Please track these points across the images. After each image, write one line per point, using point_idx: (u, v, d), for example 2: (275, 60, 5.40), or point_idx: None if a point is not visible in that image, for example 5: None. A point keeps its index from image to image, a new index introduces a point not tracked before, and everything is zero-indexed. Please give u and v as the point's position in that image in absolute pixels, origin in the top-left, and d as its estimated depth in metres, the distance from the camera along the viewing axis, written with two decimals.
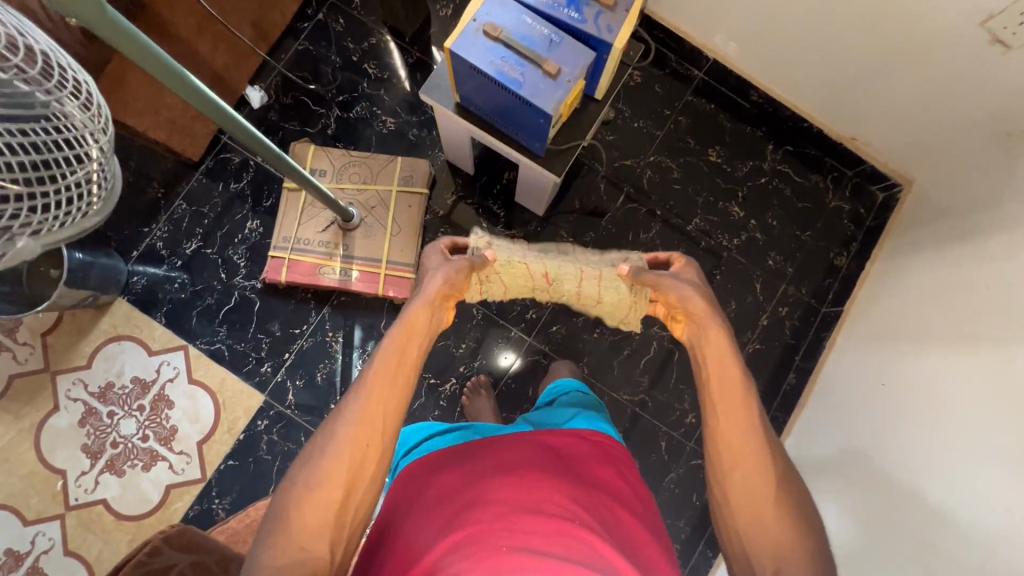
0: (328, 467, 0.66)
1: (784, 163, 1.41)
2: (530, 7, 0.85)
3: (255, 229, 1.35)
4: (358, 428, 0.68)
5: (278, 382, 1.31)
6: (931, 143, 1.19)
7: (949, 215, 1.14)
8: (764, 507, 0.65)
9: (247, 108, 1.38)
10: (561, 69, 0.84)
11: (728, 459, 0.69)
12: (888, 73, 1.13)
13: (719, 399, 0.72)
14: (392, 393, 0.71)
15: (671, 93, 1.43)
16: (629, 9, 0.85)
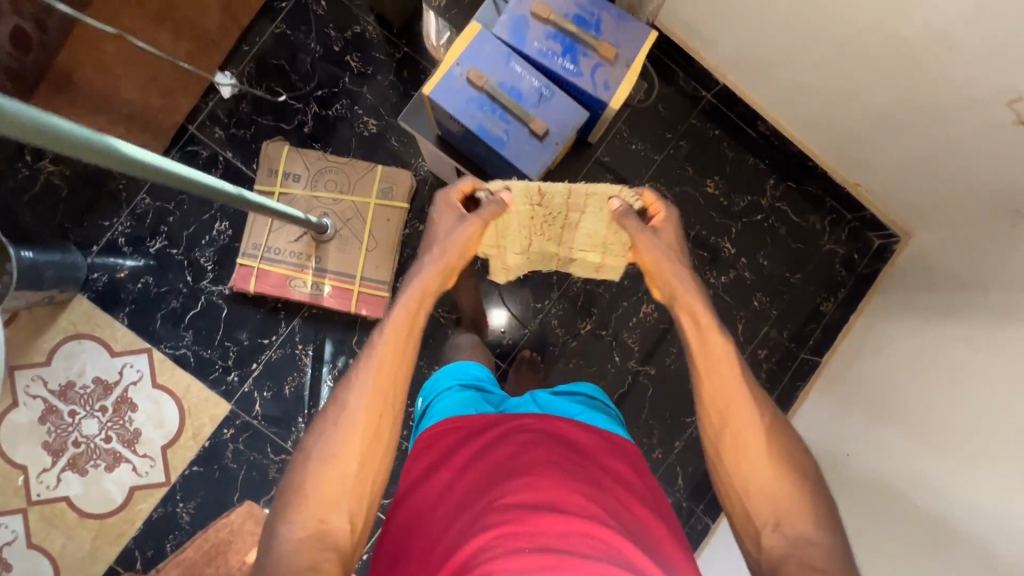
0: (342, 442, 0.69)
1: (783, 200, 1.35)
2: (522, 53, 0.77)
3: (224, 231, 1.28)
4: (368, 401, 0.71)
5: (245, 393, 1.29)
6: (938, 204, 1.14)
7: (940, 283, 1.11)
8: (760, 467, 0.67)
9: (217, 97, 1.27)
10: (550, 128, 0.76)
11: (722, 423, 0.70)
12: (905, 128, 1.06)
13: (706, 369, 0.72)
14: (392, 361, 0.73)
15: (674, 116, 1.34)
16: (631, 66, 0.77)
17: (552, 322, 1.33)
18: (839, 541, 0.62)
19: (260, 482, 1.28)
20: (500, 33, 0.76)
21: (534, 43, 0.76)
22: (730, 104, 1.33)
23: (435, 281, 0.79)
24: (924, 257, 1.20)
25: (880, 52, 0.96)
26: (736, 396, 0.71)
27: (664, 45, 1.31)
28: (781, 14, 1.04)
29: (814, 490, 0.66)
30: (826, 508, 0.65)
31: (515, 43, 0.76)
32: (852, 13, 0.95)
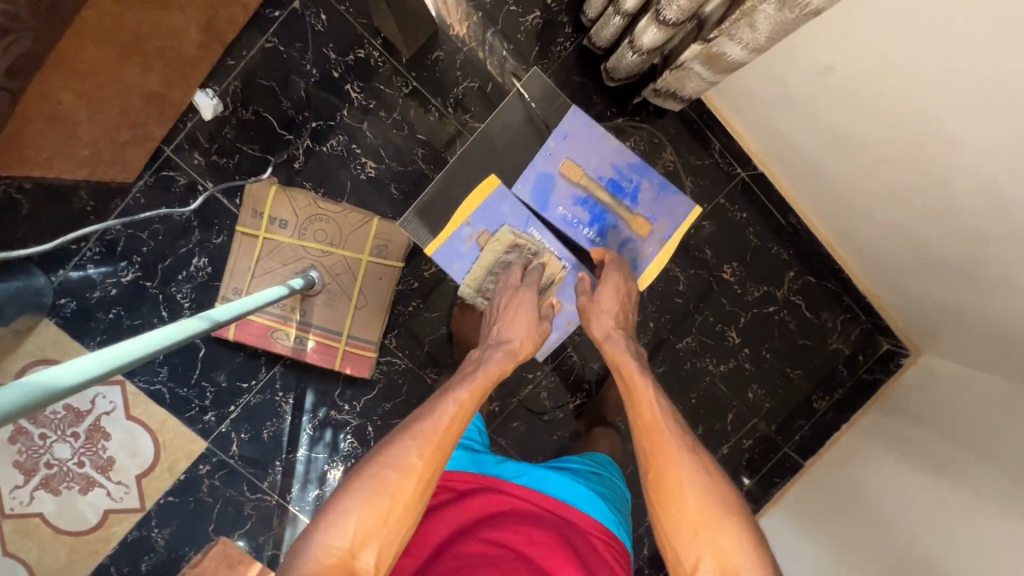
0: (391, 478, 0.69)
1: (799, 294, 1.28)
2: (553, 218, 1.09)
3: (203, 267, 1.19)
4: (428, 446, 0.73)
5: (222, 433, 1.26)
6: (960, 340, 1.08)
7: (939, 426, 1.08)
8: (688, 509, 0.71)
9: (198, 118, 1.12)
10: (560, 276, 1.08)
11: (659, 471, 0.75)
12: (945, 274, 0.97)
13: (642, 420, 0.81)
14: (462, 418, 0.78)
15: (700, 192, 1.23)
16: (659, 238, 1.09)
17: (541, 392, 1.30)
18: None
19: (236, 517, 1.29)
20: (533, 204, 1.09)
21: (563, 212, 1.09)
22: (764, 188, 1.22)
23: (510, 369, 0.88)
24: (930, 386, 1.16)
25: (939, 208, 0.86)
26: (664, 436, 0.78)
27: (703, 114, 1.19)
28: (832, 128, 0.91)
29: (744, 529, 0.69)
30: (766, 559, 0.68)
31: (546, 211, 1.09)
32: (915, 165, 0.83)
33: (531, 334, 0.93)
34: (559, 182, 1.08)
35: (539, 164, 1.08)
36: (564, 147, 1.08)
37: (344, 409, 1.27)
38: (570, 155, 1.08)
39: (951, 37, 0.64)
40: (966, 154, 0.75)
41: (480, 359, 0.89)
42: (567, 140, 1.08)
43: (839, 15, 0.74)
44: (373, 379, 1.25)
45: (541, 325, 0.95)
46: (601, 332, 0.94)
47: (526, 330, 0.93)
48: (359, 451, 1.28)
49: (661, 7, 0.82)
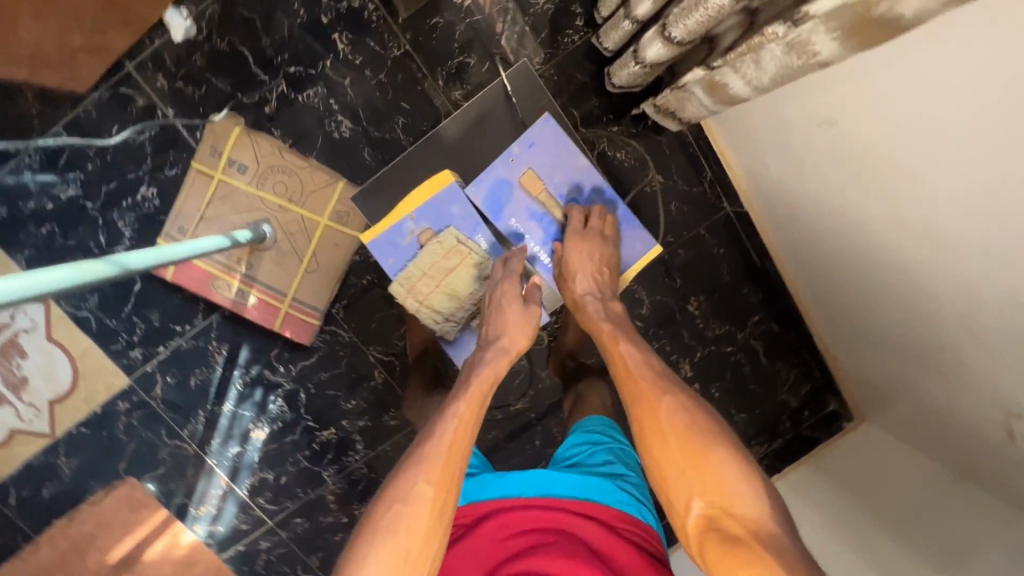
0: (400, 512, 0.66)
1: (759, 340, 1.26)
2: (501, 228, 1.05)
3: (151, 199, 1.11)
4: (432, 472, 0.69)
5: (147, 373, 1.21)
6: (903, 418, 1.07)
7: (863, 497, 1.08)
8: (675, 450, 0.72)
9: (168, 38, 1.05)
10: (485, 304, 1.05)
11: (643, 419, 0.76)
12: (905, 353, 0.95)
13: (624, 376, 0.81)
14: (464, 430, 0.74)
15: (681, 219, 1.19)
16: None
17: None
18: (781, 509, 0.66)
19: (149, 460, 1.24)
20: (483, 211, 1.05)
21: (512, 223, 1.05)
22: (746, 227, 1.19)
23: (505, 367, 0.85)
24: (866, 455, 1.16)
25: (908, 293, 0.84)
26: (643, 383, 0.79)
27: (700, 140, 1.14)
28: (828, 188, 0.86)
29: (730, 454, 0.70)
30: (761, 478, 0.68)
31: (495, 220, 1.05)
32: (894, 246, 0.80)
33: (520, 324, 0.91)
34: (515, 191, 1.05)
35: (498, 169, 1.04)
36: (528, 156, 1.04)
37: (278, 371, 1.22)
38: (533, 166, 1.04)
39: (949, 129, 0.61)
40: (946, 250, 0.72)
41: (475, 365, 0.86)
42: (532, 149, 1.04)
43: (852, 70, 0.68)
44: (313, 346, 1.20)
45: (529, 309, 0.93)
46: (573, 299, 0.96)
47: (515, 325, 0.91)
48: (287, 415, 1.24)
49: (669, 23, 0.77)
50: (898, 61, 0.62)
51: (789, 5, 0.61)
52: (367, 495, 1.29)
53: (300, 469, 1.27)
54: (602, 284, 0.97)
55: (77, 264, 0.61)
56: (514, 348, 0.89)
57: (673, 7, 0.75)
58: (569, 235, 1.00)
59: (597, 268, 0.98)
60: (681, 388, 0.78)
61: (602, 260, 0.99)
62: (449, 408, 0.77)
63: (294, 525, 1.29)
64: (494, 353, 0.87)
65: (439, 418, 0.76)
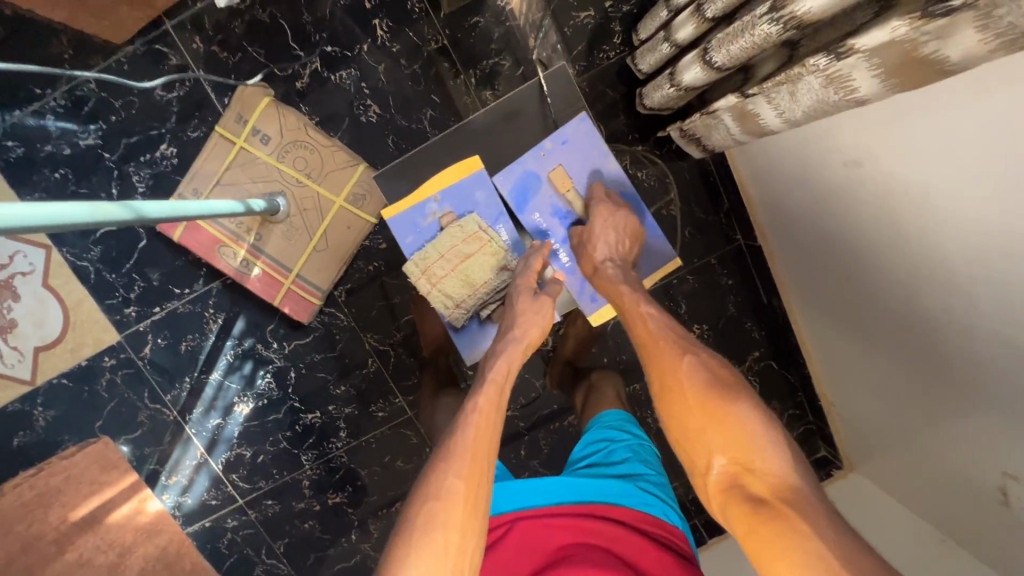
0: (435, 509, 0.64)
1: (756, 376, 1.26)
2: (524, 223, 1.04)
3: (169, 157, 1.10)
4: (462, 469, 0.68)
5: (138, 331, 1.19)
6: (895, 471, 1.06)
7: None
8: (694, 409, 0.72)
9: (210, 2, 1.06)
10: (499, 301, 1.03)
11: (665, 380, 0.77)
12: (905, 402, 0.93)
13: (647, 340, 0.83)
14: (488, 423, 0.74)
15: (692, 245, 1.19)
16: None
17: None
18: (802, 464, 0.64)
19: (127, 421, 1.22)
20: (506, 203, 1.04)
21: (534, 217, 1.04)
22: (757, 262, 1.19)
23: (519, 359, 0.86)
24: (852, 505, 1.15)
25: (912, 338, 0.84)
26: (664, 346, 0.80)
27: (721, 170, 1.15)
28: (845, 226, 0.87)
29: (751, 411, 0.68)
30: (782, 433, 0.67)
31: (518, 215, 1.04)
32: (906, 292, 0.80)
33: (534, 318, 0.91)
34: (542, 186, 1.03)
35: (529, 161, 1.02)
36: (560, 152, 1.03)
37: (272, 347, 1.20)
38: (564, 163, 1.03)
39: (982, 177, 0.61)
40: (959, 302, 0.72)
41: (490, 360, 0.86)
42: (565, 146, 1.03)
43: (885, 107, 0.69)
44: (310, 326, 1.19)
45: (541, 302, 0.93)
46: (593, 259, 0.97)
47: (529, 317, 0.91)
48: (274, 393, 1.22)
49: (711, 47, 0.77)
50: (930, 103, 0.63)
51: (834, 39, 0.61)
52: (343, 485, 1.26)
53: (278, 449, 1.25)
54: (624, 247, 0.98)
55: (97, 206, 0.61)
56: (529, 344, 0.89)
57: (717, 32, 0.76)
58: (592, 203, 1.00)
59: (618, 234, 0.98)
60: (703, 351, 0.79)
61: (625, 225, 0.98)
62: (469, 404, 0.77)
63: (264, 506, 1.26)
64: (508, 348, 0.87)
65: (460, 415, 0.76)
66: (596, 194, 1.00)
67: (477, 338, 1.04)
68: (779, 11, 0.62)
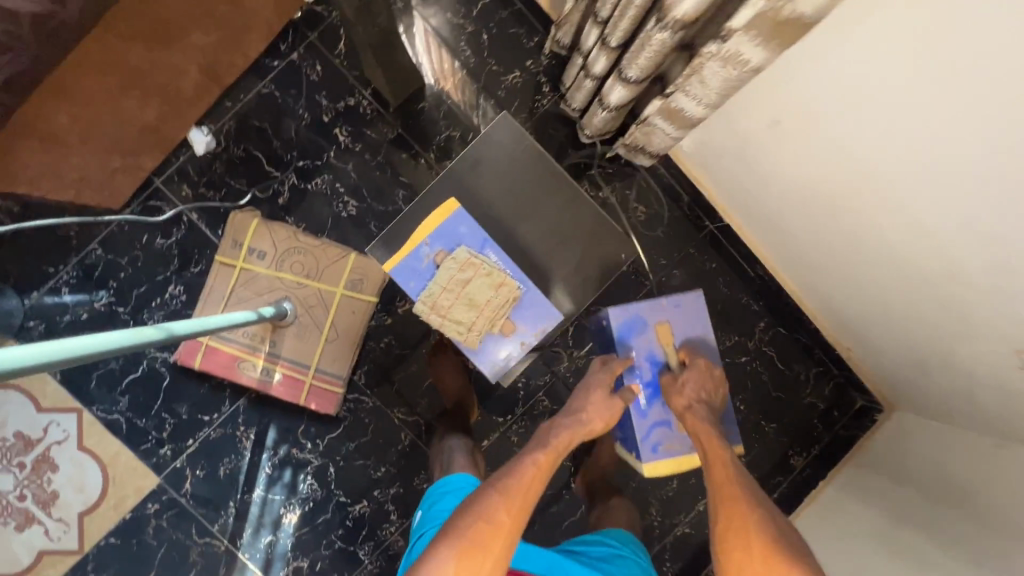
0: (485, 530, 0.78)
1: (770, 346, 1.29)
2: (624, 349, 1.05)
3: (178, 295, 1.19)
4: (506, 497, 0.81)
5: (176, 469, 1.21)
6: (929, 395, 1.07)
7: (914, 486, 1.06)
8: (755, 556, 0.73)
9: (190, 153, 1.19)
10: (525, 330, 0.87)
11: (732, 519, 0.78)
12: (909, 330, 0.98)
13: (719, 475, 0.85)
14: (540, 475, 0.86)
15: (668, 242, 1.28)
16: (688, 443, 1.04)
17: (512, 439, 1.26)
18: None
19: (181, 563, 1.21)
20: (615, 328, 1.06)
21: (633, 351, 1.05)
22: (732, 240, 1.26)
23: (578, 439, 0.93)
24: (905, 441, 1.15)
25: (931, 298, 0.88)
26: (731, 492, 0.81)
27: (672, 169, 1.25)
28: (803, 192, 0.95)
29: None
30: None
31: (623, 341, 1.05)
32: (874, 230, 0.87)
33: (603, 409, 0.97)
34: (647, 334, 1.06)
35: (641, 306, 1.06)
36: (672, 315, 1.06)
37: (306, 448, 1.23)
38: (670, 322, 1.06)
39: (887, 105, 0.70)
40: (918, 213, 0.77)
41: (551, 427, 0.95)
42: (678, 311, 1.07)
43: (785, 70, 0.80)
44: (339, 417, 1.23)
45: (610, 400, 0.99)
46: (682, 403, 0.98)
47: (597, 408, 0.97)
48: (319, 493, 1.23)
49: (624, 67, 0.89)
50: (834, 57, 0.72)
51: (717, 28, 0.73)
52: None
53: (335, 551, 1.23)
54: (711, 401, 0.99)
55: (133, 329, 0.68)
56: (596, 423, 0.96)
57: (624, 54, 0.88)
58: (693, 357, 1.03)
59: (704, 400, 0.99)
60: (778, 512, 0.79)
61: (712, 389, 1.01)
62: (524, 455, 0.89)
63: None
64: (569, 416, 0.95)
65: (515, 460, 0.88)
66: (695, 359, 1.02)
67: (500, 357, 0.88)
68: (665, 20, 0.75)
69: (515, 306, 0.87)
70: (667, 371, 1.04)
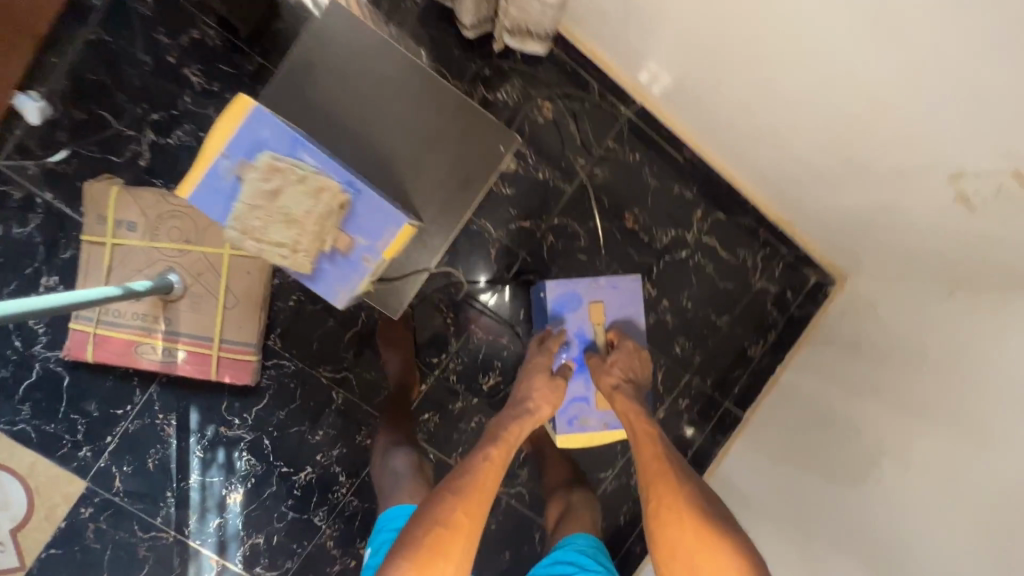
0: (443, 535, 0.73)
1: (710, 235, 1.20)
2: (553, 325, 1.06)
3: (53, 286, 1.07)
4: (460, 499, 0.78)
5: (101, 469, 1.14)
6: (873, 251, 0.99)
7: (866, 350, 1.00)
8: (688, 530, 0.75)
9: (24, 124, 1.04)
10: (361, 239, 0.72)
11: (660, 495, 0.81)
12: (836, 176, 0.87)
13: (648, 457, 0.87)
14: (493, 472, 0.83)
15: (585, 139, 1.16)
16: (603, 420, 1.06)
17: (451, 378, 1.18)
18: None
19: (131, 561, 1.16)
20: (550, 303, 1.05)
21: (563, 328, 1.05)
22: (651, 123, 1.15)
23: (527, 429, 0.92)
24: (858, 308, 1.08)
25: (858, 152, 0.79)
26: (660, 474, 0.84)
27: (572, 54, 1.12)
28: (701, 39, 0.83)
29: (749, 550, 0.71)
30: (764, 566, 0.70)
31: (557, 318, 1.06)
32: (778, 63, 0.75)
33: (549, 393, 0.97)
34: (579, 311, 1.06)
35: (578, 283, 1.06)
36: (608, 294, 1.06)
37: (234, 424, 1.15)
38: (605, 301, 1.07)
39: None
40: (813, 21, 0.66)
41: (499, 421, 0.93)
42: (614, 291, 1.07)
43: None
44: (261, 386, 1.14)
45: (553, 381, 0.98)
46: (610, 382, 0.98)
47: (545, 394, 0.96)
48: (258, 468, 1.16)
49: None
50: None
51: None
52: (367, 529, 1.20)
53: (289, 522, 1.18)
54: (639, 381, 1.01)
55: None
56: (542, 412, 0.96)
57: None
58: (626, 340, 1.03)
59: (632, 379, 1.00)
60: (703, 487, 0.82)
61: (635, 370, 1.01)
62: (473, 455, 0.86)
63: None
64: (512, 411, 0.95)
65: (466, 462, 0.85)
66: (624, 342, 1.02)
67: (342, 282, 0.73)
68: None
69: (349, 217, 0.71)
70: (595, 352, 1.04)
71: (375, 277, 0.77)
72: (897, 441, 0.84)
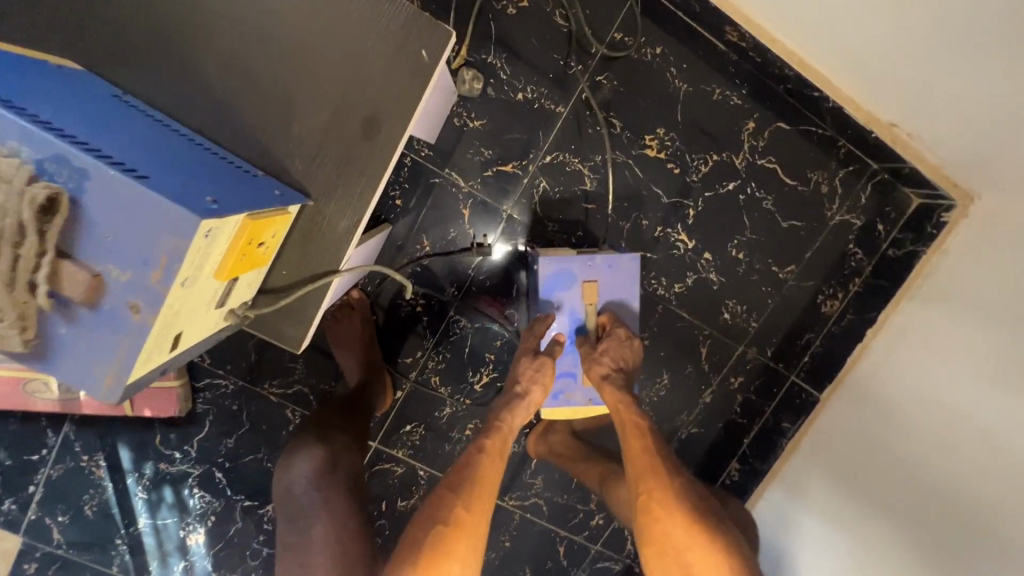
0: (444, 537, 0.61)
1: (768, 156, 0.85)
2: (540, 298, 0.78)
3: None
4: (457, 496, 0.65)
5: (32, 522, 0.94)
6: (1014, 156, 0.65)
7: (965, 298, 0.73)
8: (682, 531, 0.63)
9: None
10: (107, 268, 0.40)
11: (650, 491, 0.67)
12: (988, 15, 0.54)
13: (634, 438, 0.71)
14: (493, 465, 0.69)
15: (580, 35, 0.80)
16: (591, 400, 0.81)
17: (434, 380, 0.92)
18: None
19: None
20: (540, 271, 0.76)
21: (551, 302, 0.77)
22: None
23: (527, 413, 0.75)
24: (980, 239, 0.75)
25: None
26: (650, 464, 0.69)
27: None
28: None
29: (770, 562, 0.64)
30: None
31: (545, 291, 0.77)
32: None
33: (539, 375, 0.74)
34: (571, 292, 0.77)
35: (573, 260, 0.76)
36: (604, 277, 0.77)
37: (176, 459, 0.94)
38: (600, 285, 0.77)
39: None
40: None
41: (495, 403, 0.76)
42: (611, 270, 0.77)
43: None
44: (198, 412, 0.92)
45: (539, 359, 0.75)
46: (600, 376, 0.74)
47: (531, 375, 0.74)
48: (215, 503, 0.96)
49: None
50: None
51: None
52: None
53: (265, 560, 0.98)
54: (630, 368, 0.77)
55: None
56: (536, 395, 0.75)
57: None
58: (624, 336, 0.76)
59: (624, 374, 0.76)
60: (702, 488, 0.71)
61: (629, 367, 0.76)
62: (471, 443, 0.72)
63: None
64: (503, 391, 0.76)
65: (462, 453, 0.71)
66: (616, 332, 0.77)
67: (99, 350, 0.42)
68: None
69: (82, 227, 0.40)
70: (582, 340, 0.78)
71: (194, 317, 0.47)
72: (964, 370, 0.69)
